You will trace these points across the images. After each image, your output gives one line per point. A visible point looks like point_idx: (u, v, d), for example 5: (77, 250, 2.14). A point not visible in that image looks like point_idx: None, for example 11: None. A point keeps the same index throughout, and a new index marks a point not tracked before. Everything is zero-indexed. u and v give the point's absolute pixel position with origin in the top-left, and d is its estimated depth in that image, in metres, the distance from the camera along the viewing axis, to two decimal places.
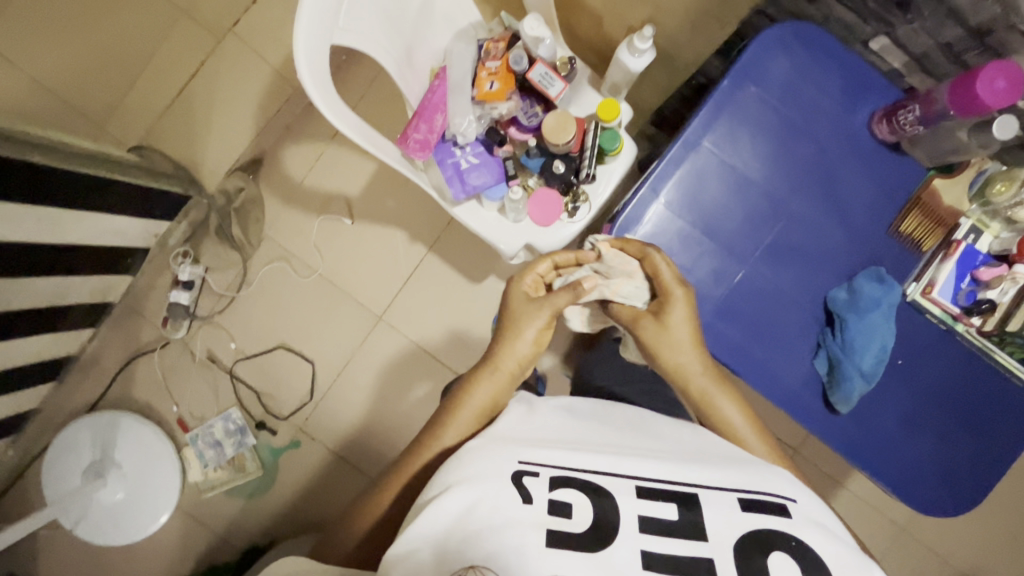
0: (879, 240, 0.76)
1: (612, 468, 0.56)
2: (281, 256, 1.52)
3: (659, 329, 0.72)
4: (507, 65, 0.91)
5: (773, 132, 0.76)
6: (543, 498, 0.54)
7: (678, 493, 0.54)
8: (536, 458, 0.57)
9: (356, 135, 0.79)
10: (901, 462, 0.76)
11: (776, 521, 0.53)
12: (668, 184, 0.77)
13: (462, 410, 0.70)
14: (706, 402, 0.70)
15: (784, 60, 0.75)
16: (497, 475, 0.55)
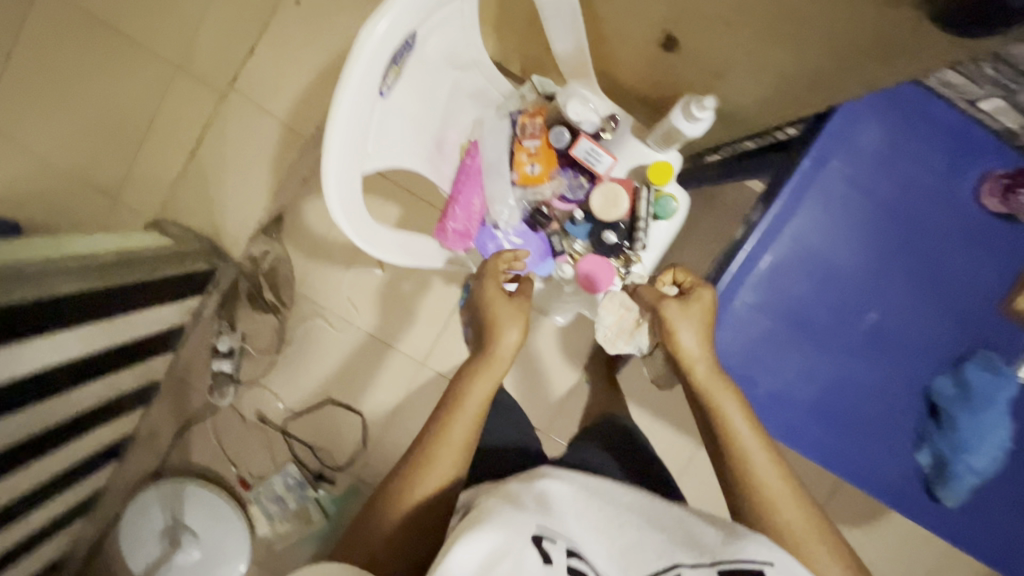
0: (988, 320, 0.69)
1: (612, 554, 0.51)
2: (317, 312, 1.49)
3: (679, 312, 0.67)
4: (547, 143, 0.84)
5: (863, 210, 0.67)
6: (562, 563, 0.48)
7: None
8: (553, 522, 0.51)
9: (386, 254, 0.72)
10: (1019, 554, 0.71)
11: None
12: (747, 281, 0.69)
13: (467, 402, 0.70)
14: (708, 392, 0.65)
15: (873, 131, 0.66)
16: (517, 530, 0.49)
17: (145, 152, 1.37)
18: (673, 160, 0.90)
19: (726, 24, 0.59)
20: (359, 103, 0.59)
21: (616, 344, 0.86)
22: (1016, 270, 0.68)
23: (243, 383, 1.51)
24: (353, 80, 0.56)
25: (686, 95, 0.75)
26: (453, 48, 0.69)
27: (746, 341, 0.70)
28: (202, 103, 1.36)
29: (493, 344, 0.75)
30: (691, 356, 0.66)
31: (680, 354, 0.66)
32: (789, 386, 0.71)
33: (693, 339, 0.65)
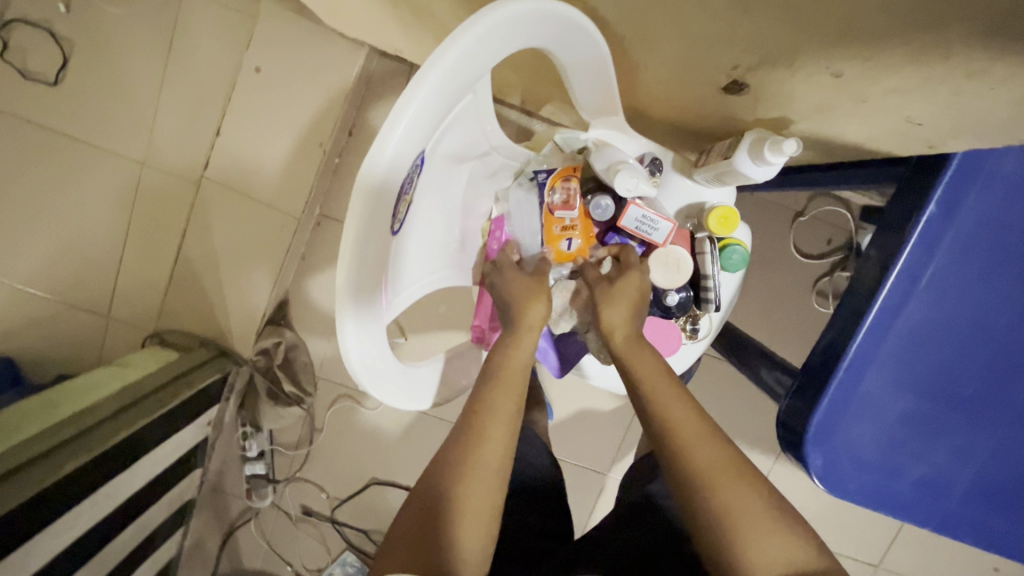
0: None
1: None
2: (344, 393, 1.38)
3: (607, 293, 0.66)
4: (585, 209, 0.71)
5: (1005, 249, 0.54)
6: None
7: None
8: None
9: (404, 395, 0.61)
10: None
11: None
12: (874, 360, 0.56)
13: (509, 371, 0.61)
14: (628, 356, 0.64)
15: (1014, 158, 0.52)
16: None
17: (127, 261, 1.25)
18: (726, 195, 0.77)
19: (834, 73, 0.47)
20: (371, 250, 0.46)
21: (556, 324, 0.75)
22: None
23: (281, 482, 1.41)
24: (362, 228, 0.44)
25: (753, 131, 0.62)
26: (467, 143, 0.57)
27: (880, 427, 0.58)
28: (177, 196, 1.24)
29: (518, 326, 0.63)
30: (612, 330, 0.65)
31: (602, 329, 0.66)
32: (937, 471, 0.59)
33: (617, 317, 0.65)
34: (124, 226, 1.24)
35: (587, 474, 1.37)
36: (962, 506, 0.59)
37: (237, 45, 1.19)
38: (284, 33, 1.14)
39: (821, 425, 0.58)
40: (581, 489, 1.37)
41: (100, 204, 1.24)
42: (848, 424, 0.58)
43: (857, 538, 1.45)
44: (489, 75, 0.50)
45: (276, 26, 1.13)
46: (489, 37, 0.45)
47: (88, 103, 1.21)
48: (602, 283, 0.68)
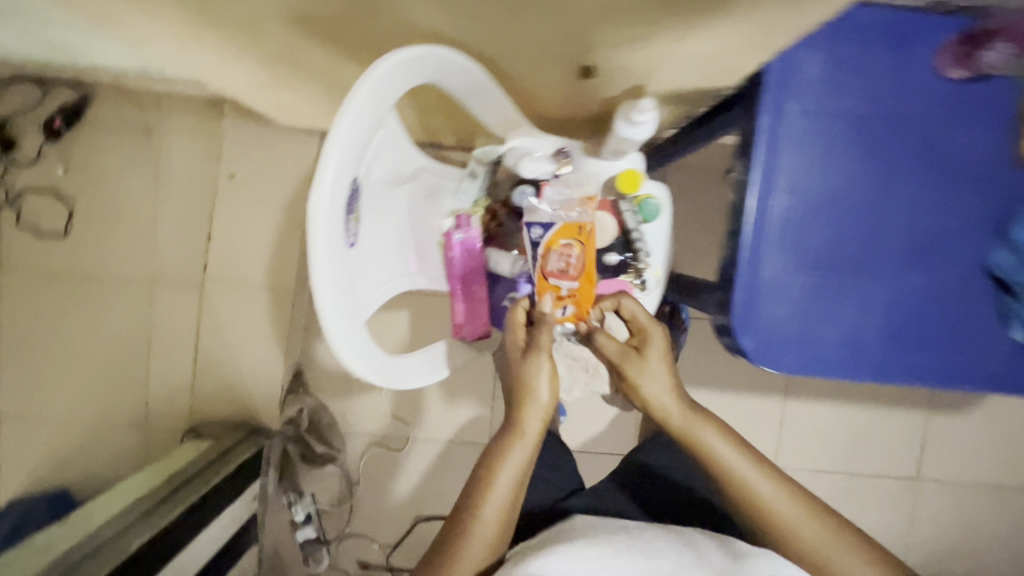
0: (1011, 176, 0.66)
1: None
2: (373, 441, 1.47)
3: (641, 365, 0.74)
4: (579, 273, 0.82)
5: (839, 135, 0.66)
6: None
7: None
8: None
9: (402, 381, 0.73)
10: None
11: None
12: (766, 250, 0.68)
13: (502, 471, 0.66)
14: (683, 423, 0.71)
15: (814, 61, 0.65)
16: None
17: (155, 370, 1.40)
18: (634, 161, 0.90)
19: (645, 35, 0.61)
20: (335, 271, 0.59)
21: (570, 391, 0.96)
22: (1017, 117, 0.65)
23: (334, 541, 1.47)
24: (321, 252, 0.56)
25: (620, 107, 0.75)
26: (396, 170, 0.70)
27: (793, 304, 0.68)
28: (186, 301, 1.39)
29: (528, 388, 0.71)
30: (659, 404, 0.72)
31: (649, 403, 0.74)
32: (855, 328, 0.68)
33: (657, 388, 0.72)
34: (145, 339, 1.39)
35: (612, 459, 1.43)
36: (889, 352, 0.68)
37: (211, 162, 1.38)
38: (250, 144, 1.35)
39: (742, 317, 0.68)
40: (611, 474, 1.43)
41: (122, 327, 1.40)
42: (766, 307, 0.68)
43: (887, 454, 1.49)
44: (393, 110, 0.64)
45: (242, 140, 1.35)
46: (379, 82, 0.59)
47: (95, 243, 1.39)
48: (627, 353, 0.76)
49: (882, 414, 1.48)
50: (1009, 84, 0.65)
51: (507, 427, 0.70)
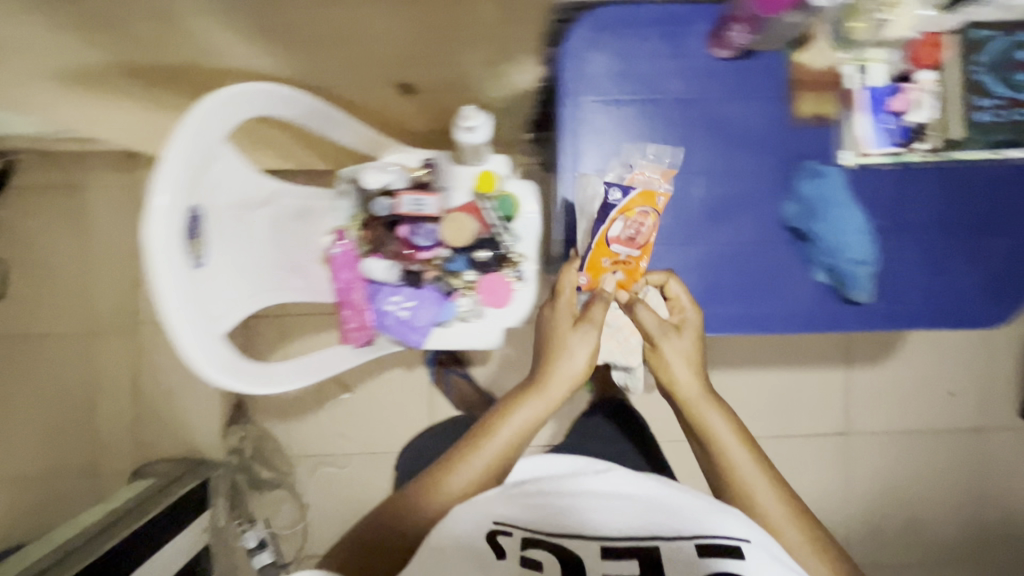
0: (788, 137, 0.75)
1: (585, 533, 0.69)
2: (319, 461, 1.51)
3: (674, 345, 0.76)
4: (642, 245, 0.75)
5: (632, 120, 0.75)
6: (516, 554, 0.68)
7: (637, 550, 0.68)
8: (511, 520, 0.71)
9: (282, 386, 0.78)
10: (969, 313, 0.75)
11: (727, 561, 0.66)
12: (584, 227, 0.77)
13: (502, 430, 0.78)
14: (694, 403, 0.77)
15: (599, 58, 0.74)
16: (476, 535, 0.69)
17: (99, 417, 1.45)
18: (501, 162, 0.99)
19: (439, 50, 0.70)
20: (180, 290, 0.64)
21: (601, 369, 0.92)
22: (786, 87, 0.74)
23: (291, 563, 1.49)
24: (163, 278, 0.62)
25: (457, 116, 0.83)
26: (242, 196, 0.76)
27: (615, 271, 0.77)
28: (123, 347, 1.45)
29: (556, 352, 0.79)
30: (678, 384, 0.77)
31: (667, 381, 0.78)
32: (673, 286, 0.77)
33: (682, 370, 0.76)
34: (87, 388, 1.44)
35: None
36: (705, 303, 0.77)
37: (135, 213, 1.46)
38: None
39: (571, 290, 0.78)
40: None
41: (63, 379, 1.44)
42: (593, 277, 0.78)
43: (814, 414, 1.55)
44: (225, 146, 0.71)
45: None
46: (202, 119, 0.65)
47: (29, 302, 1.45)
48: (666, 329, 0.76)
49: (802, 373, 1.55)
50: (775, 58, 0.73)
51: (520, 388, 0.82)
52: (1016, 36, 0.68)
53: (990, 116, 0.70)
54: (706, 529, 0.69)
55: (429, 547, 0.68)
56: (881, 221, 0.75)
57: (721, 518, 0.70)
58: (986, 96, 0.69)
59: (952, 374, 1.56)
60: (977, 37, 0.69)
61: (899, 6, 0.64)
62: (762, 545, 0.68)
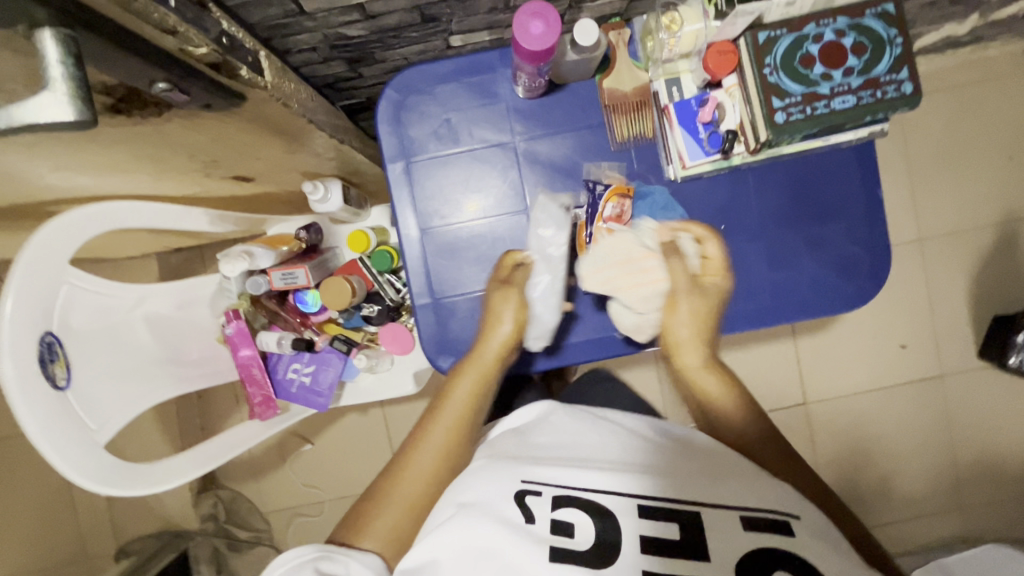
0: (612, 159, 0.76)
1: (612, 489, 0.57)
2: (293, 512, 1.55)
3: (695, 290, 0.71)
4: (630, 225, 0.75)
5: (461, 170, 0.76)
6: (544, 517, 0.55)
7: (683, 514, 0.55)
8: (539, 478, 0.59)
9: (175, 478, 0.82)
10: (818, 302, 0.78)
11: (775, 538, 0.52)
12: (433, 281, 0.77)
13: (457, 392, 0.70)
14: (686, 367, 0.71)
15: (414, 117, 0.75)
16: (501, 497, 0.57)
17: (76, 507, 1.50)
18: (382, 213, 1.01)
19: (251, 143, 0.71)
20: (49, 418, 0.66)
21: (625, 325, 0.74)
22: (601, 113, 0.75)
23: None
24: (33, 413, 0.64)
25: (302, 185, 0.83)
26: (108, 310, 0.81)
27: (472, 321, 0.77)
28: None
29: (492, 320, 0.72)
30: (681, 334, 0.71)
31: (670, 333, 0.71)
32: None
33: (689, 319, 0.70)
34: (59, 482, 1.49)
35: None
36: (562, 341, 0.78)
37: None
38: None
39: (434, 348, 0.77)
40: None
41: None
42: (452, 332, 0.77)
43: (768, 387, 1.55)
44: (72, 269, 0.73)
45: None
46: (39, 250, 0.66)
47: None
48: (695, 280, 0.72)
49: (750, 349, 1.55)
50: (585, 86, 0.74)
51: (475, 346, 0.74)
52: (802, 33, 0.66)
53: (788, 116, 0.66)
54: (753, 499, 0.55)
55: (436, 534, 0.56)
56: (721, 227, 0.77)
57: (772, 489, 0.57)
58: (780, 97, 0.66)
59: (903, 325, 1.53)
60: (760, 39, 0.66)
61: (678, 22, 0.67)
62: (814, 525, 0.54)
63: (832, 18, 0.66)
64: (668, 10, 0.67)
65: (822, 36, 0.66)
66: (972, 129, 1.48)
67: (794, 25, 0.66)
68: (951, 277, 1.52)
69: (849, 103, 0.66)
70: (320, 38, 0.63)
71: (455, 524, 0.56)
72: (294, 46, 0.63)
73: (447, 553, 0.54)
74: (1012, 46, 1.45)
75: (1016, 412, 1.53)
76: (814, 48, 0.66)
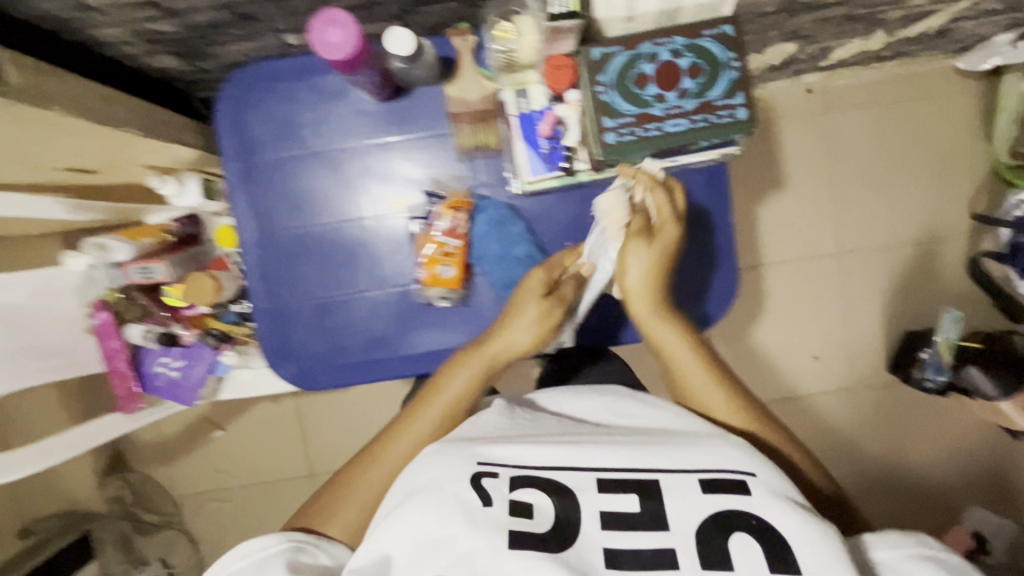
0: (458, 168, 0.74)
1: (574, 463, 0.51)
2: (203, 498, 1.55)
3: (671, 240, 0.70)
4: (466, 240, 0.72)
5: (305, 173, 0.74)
6: (504, 500, 0.48)
7: (639, 482, 0.49)
8: (497, 458, 0.51)
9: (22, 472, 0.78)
10: None
11: (736, 500, 0.48)
12: (274, 286, 0.75)
13: (440, 394, 0.63)
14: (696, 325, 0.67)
15: (254, 115, 0.72)
16: (453, 481, 0.49)
17: None
18: None
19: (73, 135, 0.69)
20: None
21: None
22: (447, 121, 0.73)
23: None
24: None
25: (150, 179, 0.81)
26: None
27: (312, 327, 0.75)
28: None
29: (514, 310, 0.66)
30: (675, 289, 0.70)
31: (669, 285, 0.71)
32: (373, 333, 0.75)
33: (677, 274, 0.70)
34: None
35: None
36: (403, 352, 0.76)
37: None
38: None
39: (273, 354, 0.76)
40: None
41: None
42: (291, 337, 0.76)
43: None
44: None
45: None
46: None
47: None
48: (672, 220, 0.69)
49: None
50: (430, 93, 0.72)
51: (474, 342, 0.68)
52: (637, 51, 0.64)
53: (619, 136, 0.65)
54: (713, 462, 0.51)
55: (387, 523, 0.50)
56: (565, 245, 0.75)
57: (728, 443, 0.52)
58: (612, 116, 0.65)
59: (818, 337, 1.54)
60: (595, 56, 0.64)
61: (514, 32, 0.65)
62: (775, 483, 0.49)
63: (669, 37, 0.64)
64: (501, 21, 0.65)
65: (657, 56, 0.64)
66: (895, 143, 1.47)
67: (629, 42, 0.64)
68: (869, 292, 1.51)
69: (681, 126, 0.65)
70: (127, 31, 0.60)
71: (400, 517, 0.49)
72: (100, 37, 0.60)
73: (401, 546, 0.48)
74: (939, 62, 1.43)
75: (925, 426, 1.55)
76: (648, 68, 0.64)
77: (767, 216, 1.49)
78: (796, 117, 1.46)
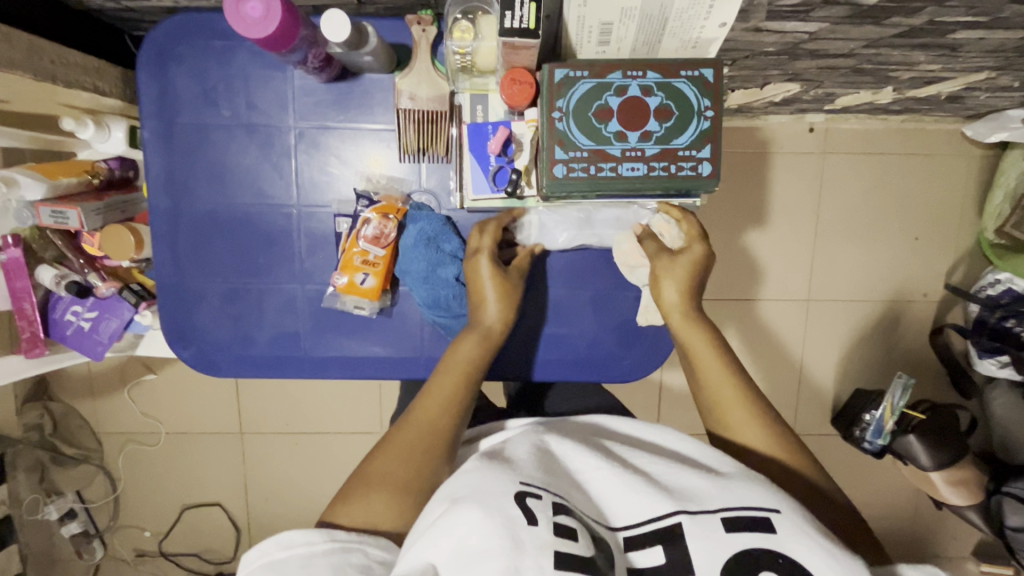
0: (401, 170, 0.69)
1: (601, 516, 0.47)
2: (127, 439, 1.50)
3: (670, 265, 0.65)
4: (394, 250, 0.67)
5: (232, 145, 0.67)
6: (547, 518, 0.42)
7: (662, 530, 0.44)
8: (537, 477, 0.46)
9: None
10: (592, 365, 0.79)
11: (760, 537, 0.42)
12: (182, 263, 0.69)
13: (450, 365, 0.60)
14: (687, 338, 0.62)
15: (182, 72, 0.65)
16: (497, 494, 0.44)
17: None
18: None
19: None
20: None
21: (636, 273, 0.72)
22: (393, 117, 0.67)
23: (106, 531, 1.52)
24: None
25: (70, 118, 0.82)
26: None
27: (219, 312, 0.70)
28: None
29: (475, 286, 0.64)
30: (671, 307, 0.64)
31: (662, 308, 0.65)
32: (280, 328, 0.71)
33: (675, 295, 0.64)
34: None
35: (354, 435, 1.49)
36: (307, 354, 0.71)
37: None
38: None
39: (172, 334, 0.71)
40: (356, 450, 1.49)
41: None
42: (192, 320, 0.70)
43: None
44: None
45: None
46: None
47: None
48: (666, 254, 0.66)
49: None
50: (379, 82, 0.66)
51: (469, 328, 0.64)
52: (605, 80, 0.58)
53: (568, 170, 0.59)
54: (732, 499, 0.45)
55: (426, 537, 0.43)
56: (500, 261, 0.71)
57: (752, 481, 0.47)
58: (565, 148, 0.58)
59: (775, 382, 1.51)
60: (556, 77, 0.58)
61: (475, 33, 0.57)
62: (800, 521, 0.43)
63: (642, 70, 0.58)
64: (461, 19, 0.57)
65: (626, 90, 0.58)
66: (889, 198, 1.42)
67: (598, 69, 0.58)
68: (833, 344, 1.49)
69: (636, 171, 0.59)
70: None
71: (441, 527, 0.43)
72: None
73: (442, 555, 0.42)
74: (949, 124, 1.37)
75: (863, 482, 1.55)
76: (614, 101, 0.58)
77: (747, 252, 1.44)
78: (792, 155, 1.40)
